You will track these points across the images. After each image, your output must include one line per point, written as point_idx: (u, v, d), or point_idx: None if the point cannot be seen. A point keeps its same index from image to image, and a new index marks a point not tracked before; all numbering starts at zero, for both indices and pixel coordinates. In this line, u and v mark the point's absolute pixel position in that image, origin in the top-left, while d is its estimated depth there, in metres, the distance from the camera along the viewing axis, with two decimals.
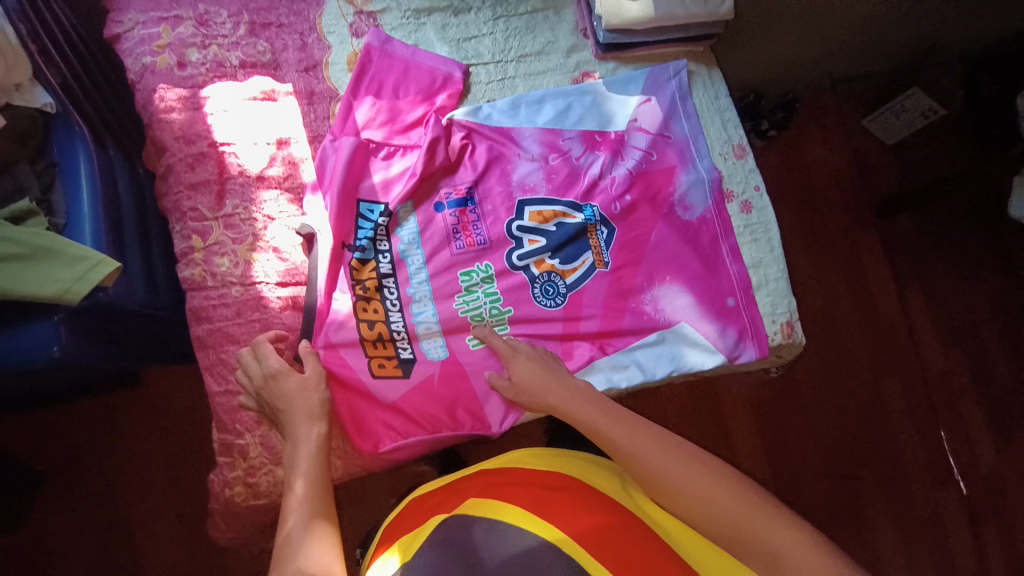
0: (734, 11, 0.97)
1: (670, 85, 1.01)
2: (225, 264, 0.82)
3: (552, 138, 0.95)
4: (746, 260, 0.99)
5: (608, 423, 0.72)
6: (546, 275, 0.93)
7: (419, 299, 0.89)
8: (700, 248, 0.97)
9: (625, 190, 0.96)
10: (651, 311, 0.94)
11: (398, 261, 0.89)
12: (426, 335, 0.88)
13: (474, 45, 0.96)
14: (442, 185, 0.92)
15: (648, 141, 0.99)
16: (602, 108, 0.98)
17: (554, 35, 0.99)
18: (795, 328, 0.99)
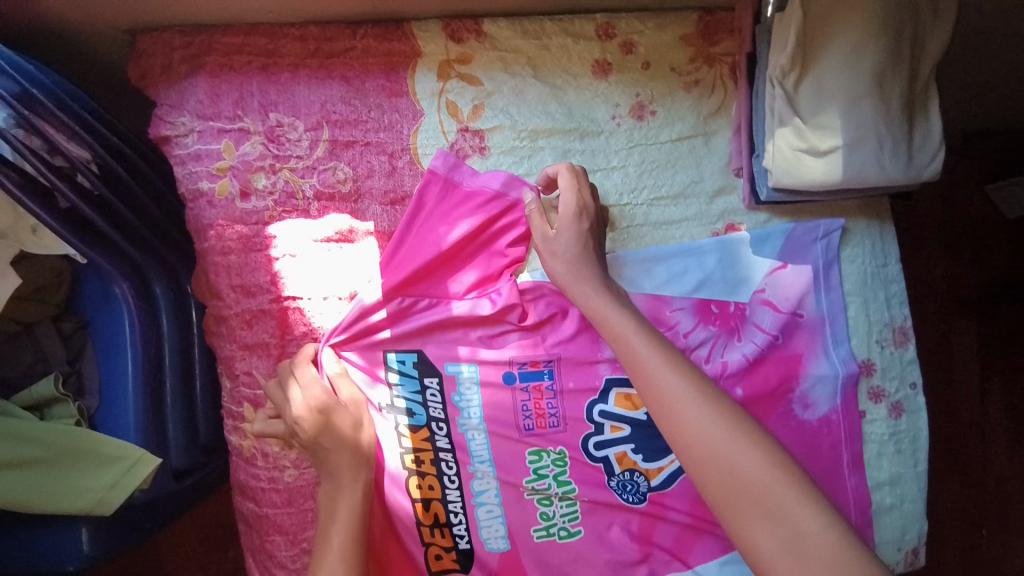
0: (939, 175, 0.75)
1: (814, 250, 0.81)
2: (277, 444, 0.70)
3: (656, 306, 0.77)
4: (882, 475, 0.83)
5: (688, 396, 0.56)
6: (627, 472, 0.72)
7: (481, 477, 0.71)
8: (818, 455, 0.79)
9: (737, 380, 0.77)
10: None
11: (454, 435, 0.71)
12: (485, 523, 0.70)
13: (600, 178, 0.77)
14: (513, 353, 0.72)
15: (776, 319, 0.79)
16: (730, 270, 0.79)
17: (699, 172, 0.79)
18: (921, 556, 0.85)
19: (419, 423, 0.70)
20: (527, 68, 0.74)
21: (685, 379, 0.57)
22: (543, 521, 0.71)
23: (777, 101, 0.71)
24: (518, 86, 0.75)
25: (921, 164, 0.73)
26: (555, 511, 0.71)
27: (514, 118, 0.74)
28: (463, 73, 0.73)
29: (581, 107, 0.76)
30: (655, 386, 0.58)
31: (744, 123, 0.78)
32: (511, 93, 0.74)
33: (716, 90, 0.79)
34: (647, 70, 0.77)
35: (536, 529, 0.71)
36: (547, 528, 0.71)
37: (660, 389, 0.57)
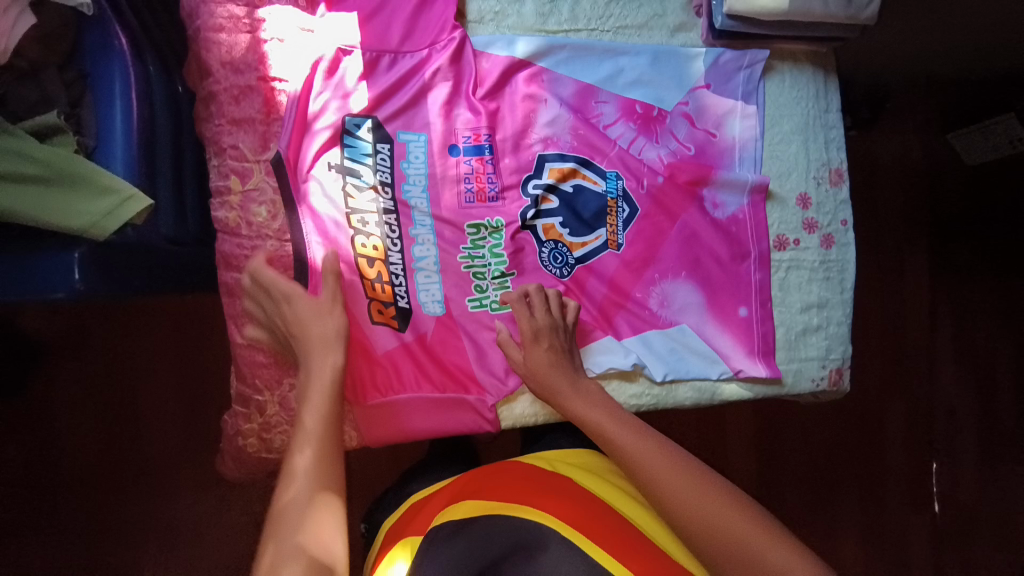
0: (877, 19, 0.84)
1: (737, 78, 0.89)
2: (262, 214, 0.77)
3: (586, 95, 0.87)
4: (812, 297, 0.93)
5: (649, 452, 0.67)
6: (552, 244, 0.87)
7: (421, 242, 0.83)
8: (725, 249, 0.90)
9: (654, 172, 0.89)
10: (655, 307, 0.90)
11: (400, 202, 0.83)
12: (423, 287, 0.83)
13: (571, 4, 0.85)
14: (462, 121, 0.84)
15: (691, 131, 0.89)
16: (660, 67, 0.88)
17: (662, 7, 0.88)
18: (844, 377, 0.95)
19: (371, 185, 0.81)
20: None
21: (643, 440, 0.68)
22: (477, 292, 0.84)
23: None
24: None
25: (861, 4, 0.82)
26: (488, 286, 0.85)
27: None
28: None
29: None
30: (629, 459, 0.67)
31: None
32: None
33: None
34: None
35: (470, 301, 0.84)
36: (480, 298, 0.84)
37: (624, 441, 0.69)
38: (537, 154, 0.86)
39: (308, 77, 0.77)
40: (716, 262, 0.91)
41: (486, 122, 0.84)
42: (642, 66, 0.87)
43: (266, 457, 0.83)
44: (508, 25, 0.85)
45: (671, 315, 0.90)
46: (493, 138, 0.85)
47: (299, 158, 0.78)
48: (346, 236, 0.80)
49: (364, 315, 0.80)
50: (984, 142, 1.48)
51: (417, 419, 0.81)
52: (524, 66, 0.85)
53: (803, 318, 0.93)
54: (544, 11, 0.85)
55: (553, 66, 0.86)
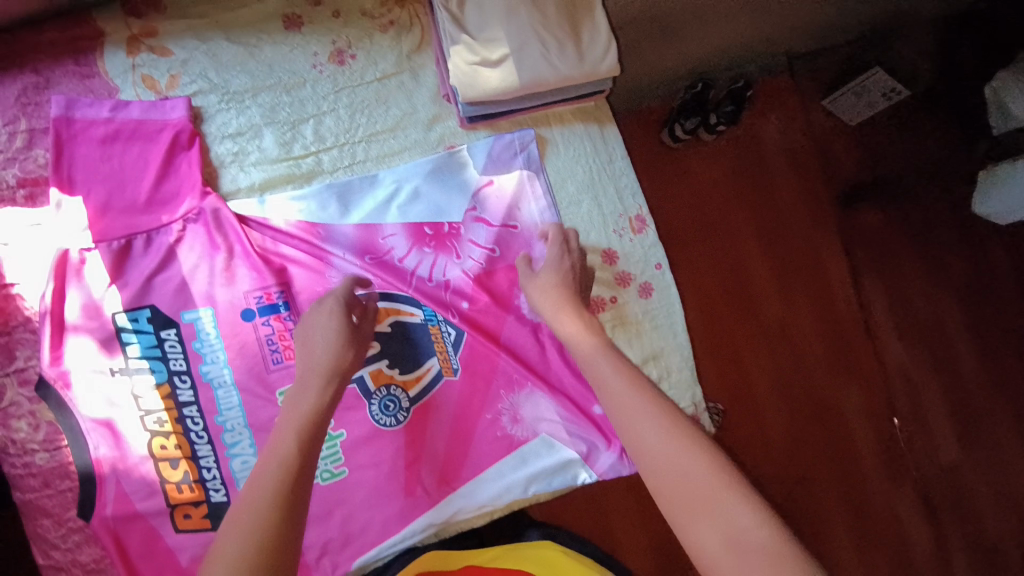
0: (619, 66, 0.80)
1: (516, 163, 0.86)
2: (23, 428, 0.71)
3: (369, 230, 0.81)
4: (644, 351, 0.90)
5: (617, 392, 0.59)
6: (385, 388, 0.82)
7: (232, 428, 0.77)
8: (556, 350, 0.87)
9: (460, 297, 0.84)
10: (508, 423, 0.85)
11: (200, 385, 0.76)
12: (241, 474, 0.76)
13: (313, 126, 0.81)
14: (249, 285, 0.77)
15: (491, 233, 0.85)
16: (442, 176, 0.84)
17: (411, 104, 0.84)
18: (702, 421, 0.92)
19: (160, 380, 0.75)
20: (220, 35, 0.80)
21: (611, 375, 0.61)
22: None
23: (448, 25, 0.78)
24: (212, 50, 0.80)
25: (594, 60, 0.79)
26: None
27: (214, 81, 0.79)
28: (153, 45, 0.79)
29: (281, 62, 0.81)
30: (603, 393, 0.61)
31: (441, 51, 0.83)
32: (207, 58, 0.79)
33: (413, 30, 0.85)
34: (338, 19, 0.83)
35: None
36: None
37: (594, 369, 0.64)
38: None
39: (56, 285, 0.72)
40: (552, 361, 0.87)
41: (269, 279, 0.78)
42: (420, 177, 0.83)
43: None
44: (252, 163, 0.80)
45: (527, 427, 0.86)
46: (289, 294, 0.79)
47: (66, 370, 0.72)
48: (138, 440, 0.74)
49: (164, 526, 0.73)
50: (862, 101, 1.46)
51: None
52: (297, 223, 0.80)
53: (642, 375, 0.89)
54: (286, 139, 0.80)
55: (320, 209, 0.80)
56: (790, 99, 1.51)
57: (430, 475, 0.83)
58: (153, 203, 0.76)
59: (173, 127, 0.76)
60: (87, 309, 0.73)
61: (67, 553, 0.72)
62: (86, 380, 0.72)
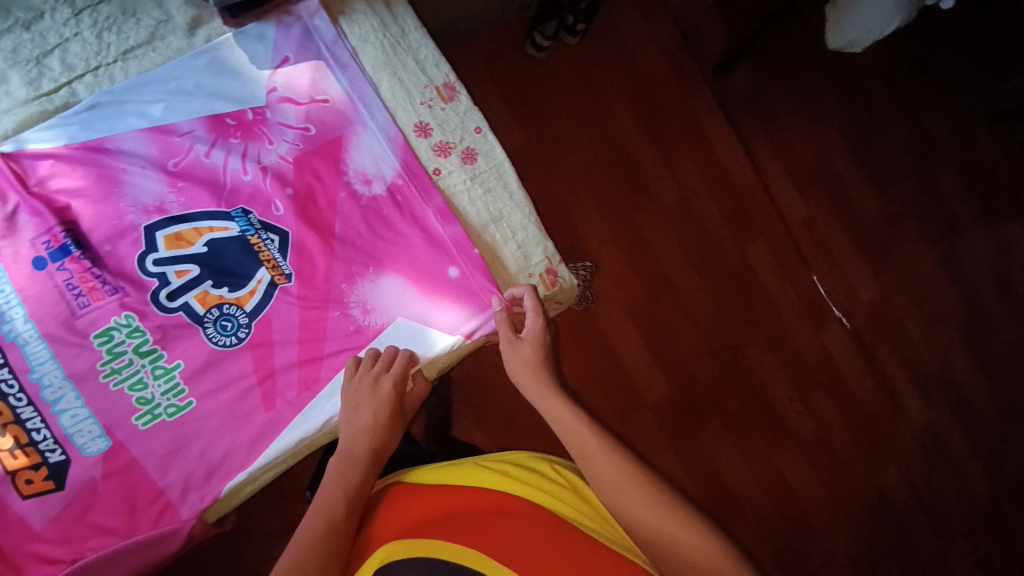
0: None
1: (312, 41, 0.84)
2: None
3: (161, 134, 0.78)
4: (483, 215, 0.87)
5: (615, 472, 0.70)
6: (217, 309, 0.78)
7: (50, 383, 0.72)
8: (396, 217, 0.84)
9: (282, 183, 0.81)
10: (360, 315, 0.82)
11: (3, 345, 0.71)
12: (74, 428, 0.73)
13: (61, 56, 0.76)
14: (32, 232, 0.73)
15: (300, 111, 0.83)
16: (225, 66, 0.81)
17: (163, 11, 0.79)
18: (561, 275, 0.90)
19: None
20: None
21: (605, 456, 0.71)
22: (144, 405, 0.75)
23: None
24: None
25: None
26: (153, 392, 0.76)
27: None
28: None
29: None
30: (583, 447, 0.73)
31: None
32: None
33: None
34: None
35: (138, 417, 0.75)
36: (150, 410, 0.75)
37: (579, 443, 0.74)
38: (143, 224, 0.76)
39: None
40: (399, 232, 0.84)
41: (52, 218, 0.74)
42: (198, 71, 0.80)
43: None
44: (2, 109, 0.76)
45: (381, 316, 0.83)
46: (77, 231, 0.74)
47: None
48: None
49: (2, 496, 0.70)
50: None
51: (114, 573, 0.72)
52: (66, 146, 0.76)
53: (485, 238, 0.87)
54: (32, 76, 0.76)
55: (86, 129, 0.76)
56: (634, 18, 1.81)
57: (289, 386, 0.80)
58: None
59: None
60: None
61: None
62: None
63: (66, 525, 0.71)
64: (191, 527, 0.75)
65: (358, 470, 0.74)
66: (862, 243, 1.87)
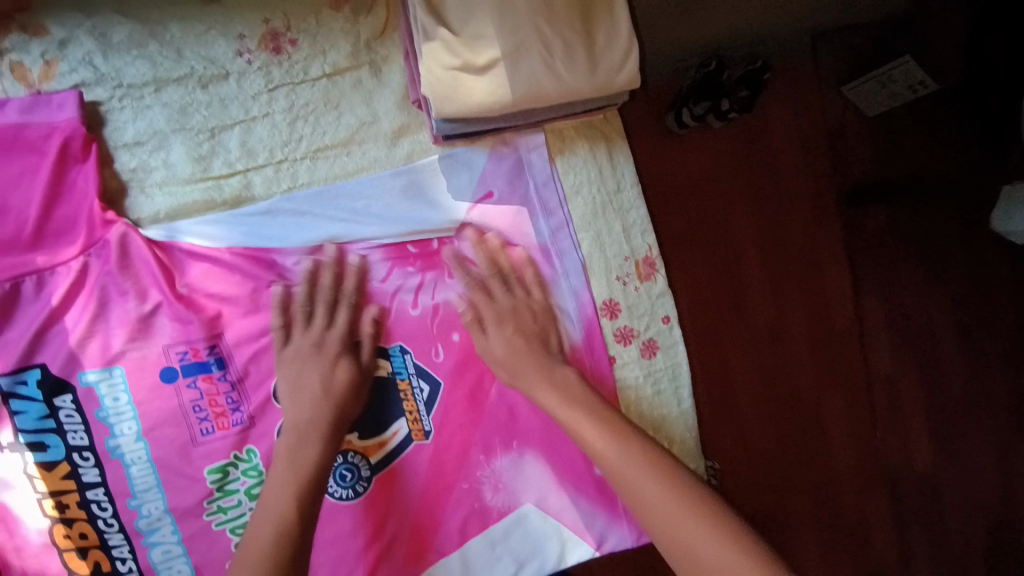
0: (640, 76, 0.64)
1: (527, 182, 0.72)
2: None
3: (337, 254, 0.66)
4: (640, 417, 0.77)
5: (631, 469, 0.56)
6: (342, 455, 0.69)
7: (148, 511, 0.63)
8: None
9: (450, 333, 0.71)
10: (490, 494, 0.73)
11: (107, 462, 0.62)
12: (163, 566, 0.64)
13: (239, 135, 0.64)
14: (167, 338, 0.62)
15: (490, 257, 0.71)
16: (423, 190, 0.69)
17: (369, 110, 0.67)
18: None
19: (57, 456, 0.61)
20: (109, 7, 0.61)
21: (622, 455, 0.57)
22: None
23: (419, 14, 0.59)
24: (101, 29, 0.61)
25: (609, 70, 0.62)
26: None
27: (103, 71, 0.62)
28: (28, 25, 0.60)
29: (193, 47, 0.63)
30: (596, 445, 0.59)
31: (408, 42, 0.65)
32: (93, 39, 0.61)
33: (375, 8, 0.66)
34: None
35: None
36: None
37: (592, 444, 0.59)
38: None
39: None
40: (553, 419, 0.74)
41: (196, 330, 0.63)
42: (392, 191, 0.68)
43: None
44: (155, 183, 0.63)
45: (511, 496, 0.74)
46: (220, 347, 0.64)
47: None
48: (37, 528, 0.61)
49: None
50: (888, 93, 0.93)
51: None
52: (226, 247, 0.64)
53: None
54: (202, 153, 0.63)
55: (255, 233, 0.64)
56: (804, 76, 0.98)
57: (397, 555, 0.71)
58: (40, 232, 0.59)
59: (61, 132, 0.59)
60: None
61: None
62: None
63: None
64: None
65: (312, 447, 0.60)
66: None
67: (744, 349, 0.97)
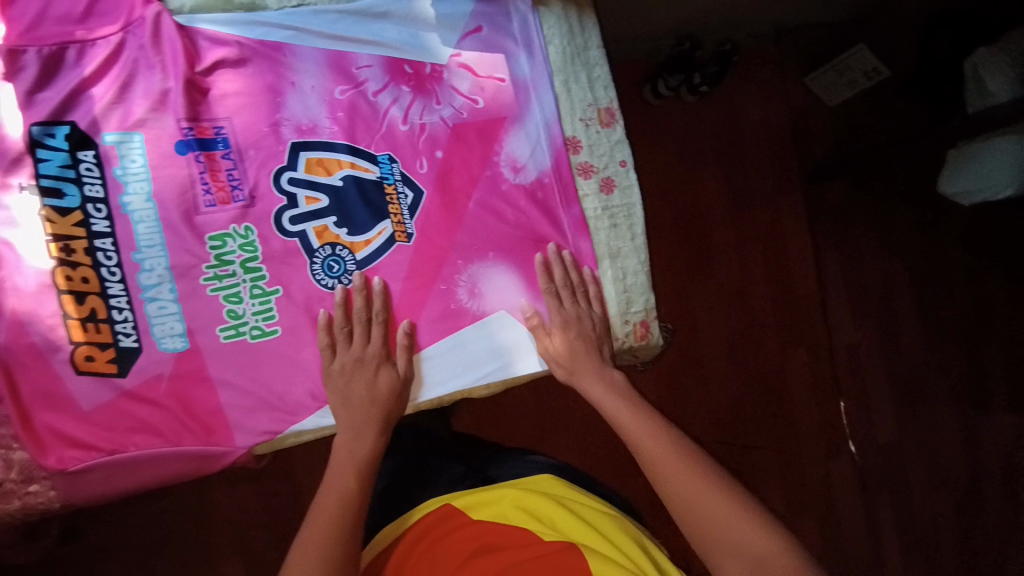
0: None
1: (511, 27, 0.84)
2: None
3: (341, 62, 0.78)
4: (597, 244, 0.85)
5: (654, 438, 0.74)
6: (329, 247, 0.76)
7: (149, 268, 0.70)
8: (527, 215, 0.83)
9: (433, 145, 0.80)
10: (465, 296, 0.80)
11: (117, 215, 0.69)
12: (156, 318, 0.70)
13: None
14: (179, 113, 0.70)
15: (475, 83, 0.82)
16: (415, 20, 0.82)
17: None
18: (651, 329, 0.87)
19: (72, 205, 0.67)
20: None
21: (643, 428, 0.75)
22: (232, 319, 0.73)
23: None
24: None
25: None
26: (245, 309, 0.74)
27: None
28: None
29: None
30: (626, 426, 0.76)
31: None
32: None
33: None
34: None
35: (221, 329, 0.73)
36: (236, 326, 0.73)
37: (620, 418, 0.77)
38: (289, 140, 0.75)
39: None
40: (526, 234, 0.83)
41: (209, 112, 0.73)
42: (390, 18, 0.81)
43: None
44: None
45: (482, 304, 0.81)
46: (229, 130, 0.73)
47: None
48: (40, 270, 0.66)
49: (62, 364, 0.67)
50: (841, 78, 1.50)
51: (146, 477, 0.70)
52: (245, 40, 0.75)
53: (597, 270, 0.85)
54: None
55: (270, 33, 0.76)
56: (768, 68, 1.54)
57: None
58: (88, 11, 0.70)
59: None
60: None
61: None
62: None
63: (110, 418, 0.68)
64: (240, 455, 0.73)
65: (368, 438, 0.74)
66: (901, 400, 1.50)
67: (718, 303, 1.47)
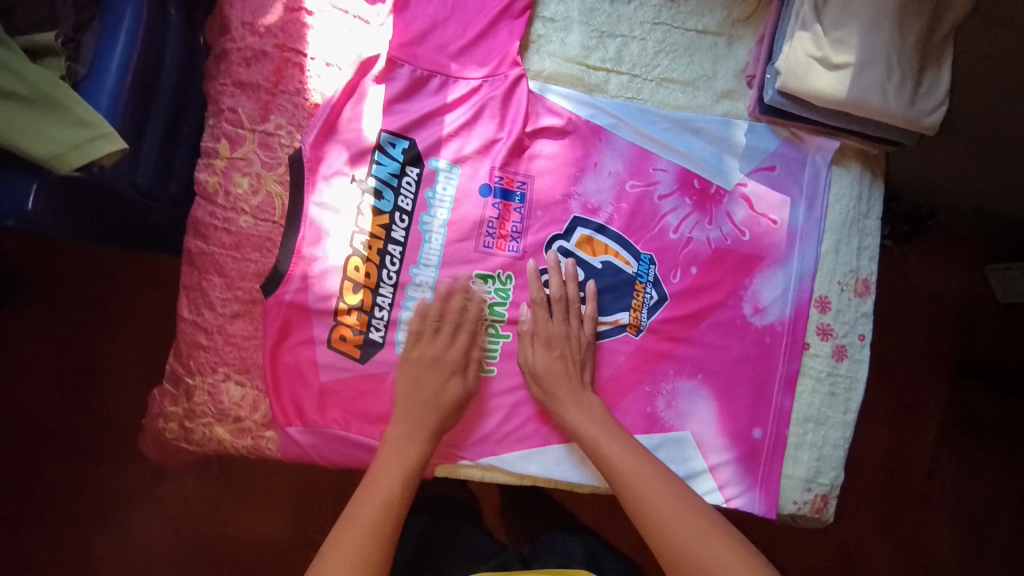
0: (936, 128, 0.76)
1: (802, 175, 0.84)
2: (242, 187, 0.70)
3: (643, 160, 0.81)
4: (804, 406, 0.84)
5: (664, 505, 0.63)
6: None
7: (418, 283, 0.75)
8: (750, 353, 0.83)
9: (693, 261, 0.82)
10: (662, 406, 0.81)
11: (414, 231, 0.75)
12: (406, 323, 0.74)
13: (619, 44, 0.80)
14: (497, 162, 0.76)
15: (749, 216, 0.83)
16: (723, 145, 0.82)
17: (713, 68, 0.82)
18: (829, 506, 0.85)
19: (383, 209, 0.74)
20: None
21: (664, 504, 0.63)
22: None
23: (804, 7, 0.74)
24: None
25: (922, 109, 0.75)
26: (477, 342, 0.76)
27: None
28: None
29: None
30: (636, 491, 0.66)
31: (769, 30, 0.81)
32: None
33: None
34: None
35: None
36: None
37: (635, 488, 0.65)
38: (572, 215, 0.79)
39: (354, 79, 0.71)
40: (746, 372, 0.83)
41: (517, 167, 0.78)
42: (704, 136, 0.82)
43: (182, 446, 0.74)
44: (549, 51, 0.79)
45: (678, 417, 0.81)
46: (528, 188, 0.78)
47: (320, 156, 0.71)
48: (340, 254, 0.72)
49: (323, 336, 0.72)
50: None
51: (340, 454, 0.73)
52: (576, 117, 0.79)
53: (796, 431, 0.84)
54: (590, 44, 0.80)
55: (598, 116, 0.79)
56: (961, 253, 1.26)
57: None
58: (464, 49, 0.76)
59: None
60: (355, 118, 0.72)
61: (217, 318, 0.71)
62: (327, 175, 0.71)
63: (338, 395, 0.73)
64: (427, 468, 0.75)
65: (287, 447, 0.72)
66: None
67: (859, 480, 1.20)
